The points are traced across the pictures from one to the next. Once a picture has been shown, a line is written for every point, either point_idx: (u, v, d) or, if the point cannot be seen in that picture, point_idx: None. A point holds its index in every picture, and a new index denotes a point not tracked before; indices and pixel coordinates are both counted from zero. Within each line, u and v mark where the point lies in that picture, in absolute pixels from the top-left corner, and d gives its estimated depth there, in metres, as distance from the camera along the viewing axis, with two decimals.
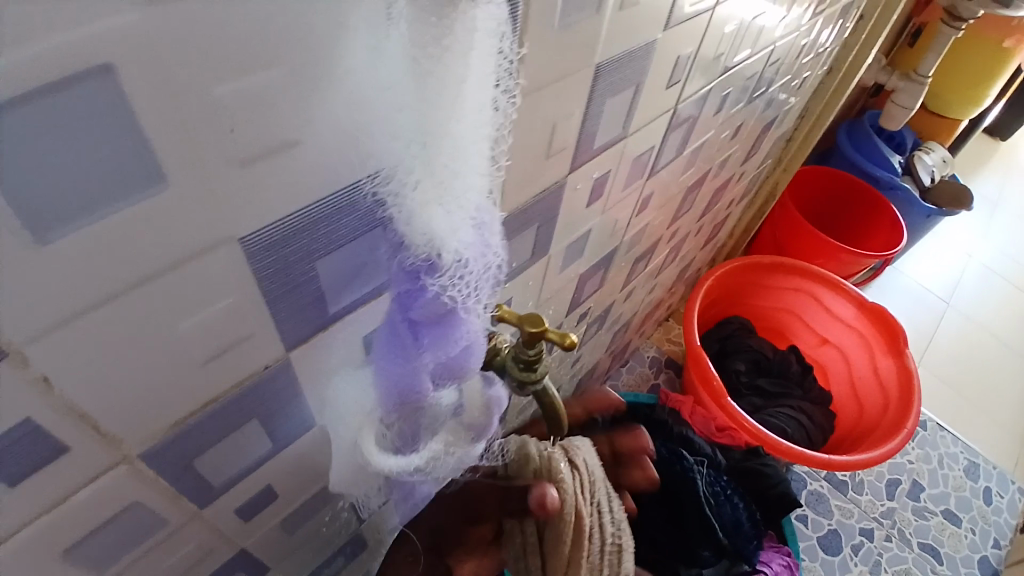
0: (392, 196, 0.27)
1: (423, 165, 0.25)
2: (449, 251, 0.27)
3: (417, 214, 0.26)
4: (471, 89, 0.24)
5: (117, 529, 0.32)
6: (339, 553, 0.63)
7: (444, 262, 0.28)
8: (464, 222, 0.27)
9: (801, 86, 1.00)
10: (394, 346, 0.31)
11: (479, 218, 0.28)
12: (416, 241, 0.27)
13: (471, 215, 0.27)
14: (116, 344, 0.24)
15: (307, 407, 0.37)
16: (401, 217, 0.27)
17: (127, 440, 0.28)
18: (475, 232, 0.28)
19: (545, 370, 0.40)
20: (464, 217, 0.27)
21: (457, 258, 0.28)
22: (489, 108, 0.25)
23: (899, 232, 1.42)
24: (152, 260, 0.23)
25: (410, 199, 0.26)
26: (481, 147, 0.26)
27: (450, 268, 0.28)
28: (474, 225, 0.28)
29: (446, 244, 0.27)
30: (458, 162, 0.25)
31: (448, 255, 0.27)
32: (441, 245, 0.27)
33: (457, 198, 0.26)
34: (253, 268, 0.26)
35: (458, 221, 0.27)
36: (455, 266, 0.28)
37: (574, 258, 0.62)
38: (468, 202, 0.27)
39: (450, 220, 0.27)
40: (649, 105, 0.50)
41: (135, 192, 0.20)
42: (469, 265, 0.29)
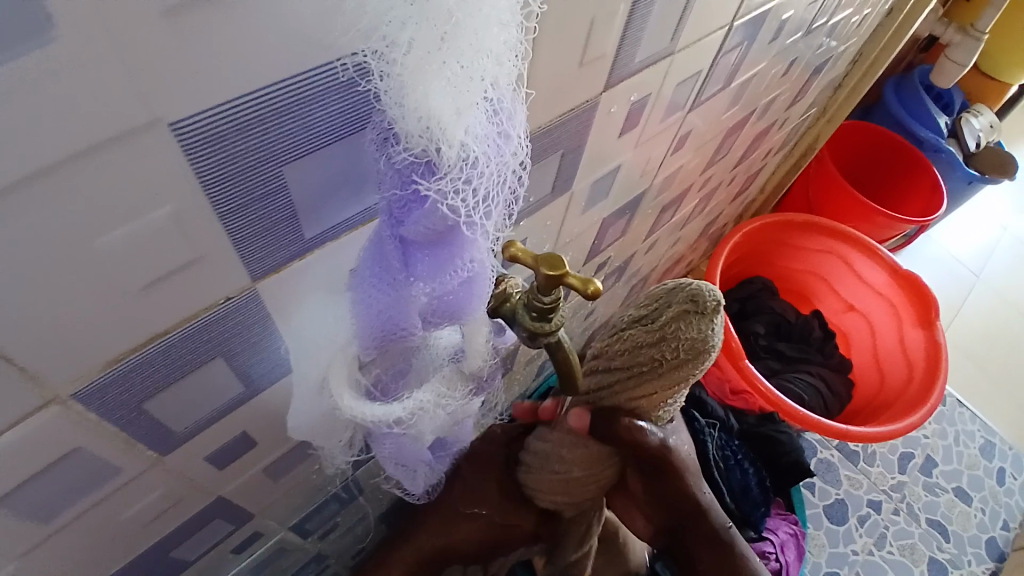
0: (377, 64, 0.20)
1: (422, 17, 0.18)
2: (453, 143, 0.21)
3: (409, 89, 0.20)
4: None
5: (56, 476, 0.28)
6: (331, 500, 0.60)
7: (444, 159, 0.21)
8: (472, 105, 0.21)
9: (859, 25, 0.90)
10: (380, 269, 0.26)
11: (494, 104, 0.22)
12: (409, 128, 0.21)
13: (482, 95, 0.21)
14: (12, 258, 0.18)
15: (281, 349, 0.32)
16: (389, 95, 0.20)
17: (53, 378, 0.23)
18: (488, 122, 0.22)
19: (560, 321, 0.35)
20: (473, 97, 0.21)
21: (462, 156, 0.22)
22: None
23: (938, 195, 1.33)
24: (46, 145, 0.17)
25: (400, 66, 0.20)
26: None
27: (454, 168, 0.22)
28: (486, 112, 0.22)
29: (448, 133, 0.21)
30: (470, 9, 0.19)
31: (451, 151, 0.21)
32: (442, 133, 0.21)
33: (466, 62, 0.20)
34: (194, 167, 0.20)
35: (464, 101, 0.20)
36: (461, 166, 0.22)
37: (599, 200, 0.55)
38: (481, 72, 0.20)
39: (454, 98, 0.20)
40: (702, 19, 0.43)
41: (4, 41, 0.14)
42: (479, 164, 0.22)
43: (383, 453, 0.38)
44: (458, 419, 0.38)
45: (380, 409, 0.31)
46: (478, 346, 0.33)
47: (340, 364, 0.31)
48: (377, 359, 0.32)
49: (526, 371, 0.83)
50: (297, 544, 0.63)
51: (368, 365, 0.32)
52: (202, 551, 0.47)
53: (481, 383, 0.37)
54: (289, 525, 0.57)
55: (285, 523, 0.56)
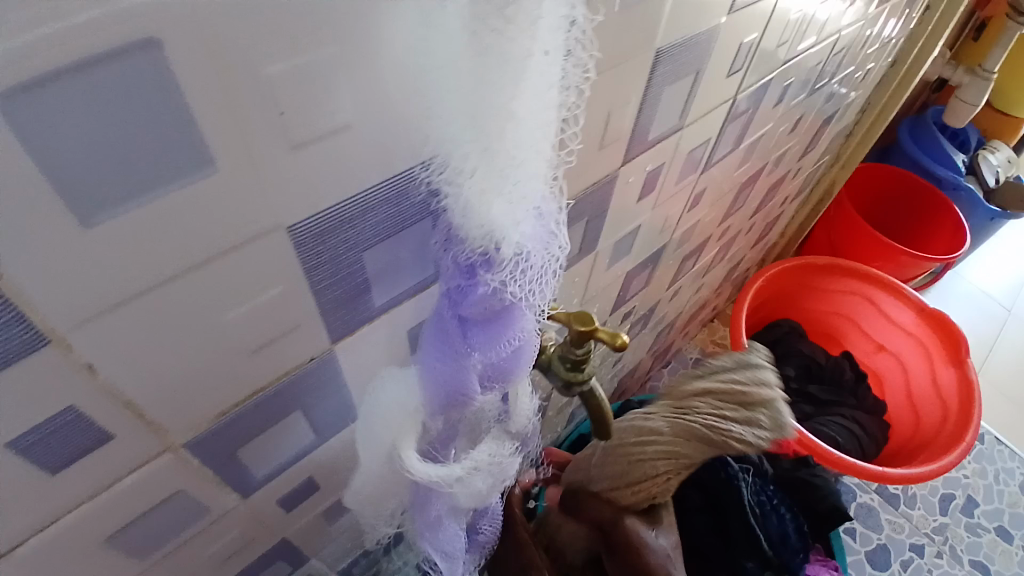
0: (449, 183, 0.25)
1: (483, 152, 0.23)
2: (510, 243, 0.26)
3: (472, 201, 0.25)
4: (537, 68, 0.22)
5: (160, 514, 0.32)
6: (376, 546, 0.63)
7: (502, 255, 0.26)
8: (525, 214, 0.26)
9: (863, 79, 0.94)
10: (442, 343, 0.30)
11: (542, 212, 0.27)
12: (472, 232, 0.26)
13: (532, 207, 0.26)
14: (161, 331, 0.24)
15: (348, 402, 0.36)
16: (457, 205, 0.25)
17: (173, 428, 0.28)
18: (538, 224, 0.27)
19: (592, 371, 0.39)
20: (525, 209, 0.25)
21: (517, 252, 0.26)
22: (556, 86, 0.23)
23: (960, 234, 1.35)
24: (195, 246, 0.22)
25: (465, 186, 0.25)
26: (546, 129, 0.24)
27: (509, 263, 0.26)
28: (536, 218, 0.27)
29: (506, 235, 0.25)
30: (524, 147, 0.24)
31: (507, 249, 0.26)
32: (502, 236, 0.25)
33: (519, 183, 0.24)
34: (300, 258, 0.26)
35: (520, 211, 0.25)
36: (515, 260, 0.26)
37: (622, 256, 0.60)
38: (533, 191, 0.25)
39: (511, 209, 0.25)
40: (707, 95, 0.48)
41: (179, 175, 0.20)
42: (530, 259, 0.27)
43: (421, 524, 0.41)
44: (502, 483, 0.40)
45: (443, 470, 0.34)
46: (523, 407, 0.38)
47: (408, 428, 0.33)
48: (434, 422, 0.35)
49: (558, 418, 0.86)
50: None
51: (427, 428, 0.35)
52: None
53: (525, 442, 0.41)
54: (339, 569, 0.60)
55: (335, 567, 0.59)
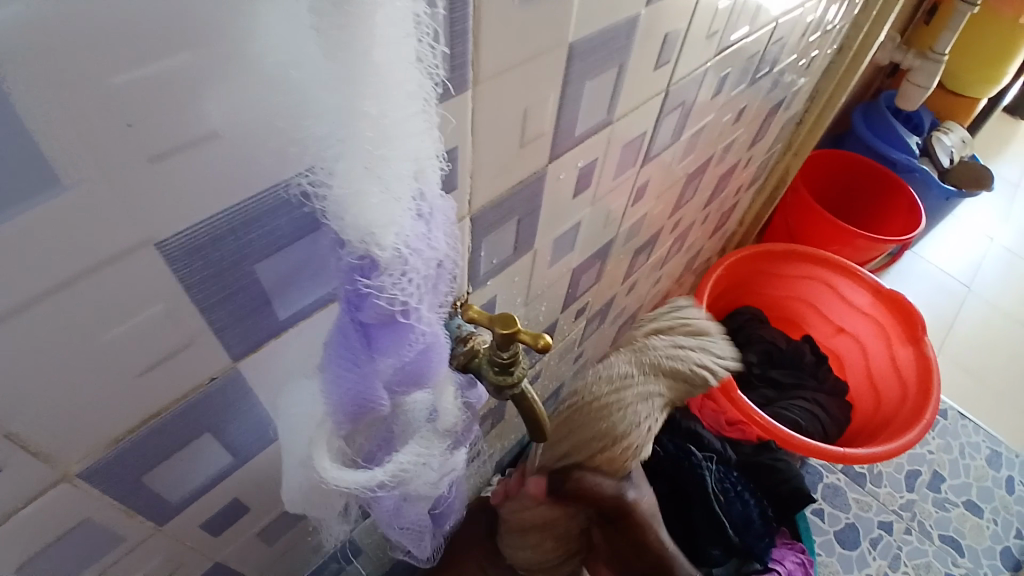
0: (319, 189, 0.23)
1: (347, 154, 0.22)
2: (388, 246, 0.24)
3: (347, 204, 0.23)
4: (383, 61, 0.20)
5: (67, 547, 0.31)
6: (332, 559, 0.62)
7: (382, 259, 0.25)
8: (400, 214, 0.24)
9: (807, 67, 0.96)
10: (345, 351, 0.29)
11: (419, 207, 0.26)
12: (350, 236, 0.24)
13: (409, 203, 0.25)
14: (33, 360, 0.22)
15: (266, 419, 0.35)
16: (329, 213, 0.24)
17: (65, 458, 0.26)
18: (417, 222, 0.26)
19: (521, 373, 0.38)
20: (400, 208, 0.24)
21: (398, 254, 0.25)
22: (414, 80, 0.22)
23: (916, 214, 1.37)
24: (58, 269, 0.21)
25: (337, 186, 0.23)
26: (410, 119, 0.23)
27: (392, 265, 0.25)
28: (414, 215, 0.25)
29: (381, 240, 0.24)
30: (386, 144, 0.22)
31: (387, 251, 0.25)
32: (376, 240, 0.24)
33: (389, 180, 0.23)
34: (178, 275, 0.24)
35: (395, 211, 0.24)
36: (398, 262, 0.25)
37: (565, 252, 0.59)
38: (403, 189, 0.24)
39: (385, 210, 0.23)
40: (636, 88, 0.47)
41: (25, 197, 0.19)
42: (414, 260, 0.26)
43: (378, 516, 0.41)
44: (446, 478, 0.41)
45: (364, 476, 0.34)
46: (448, 404, 0.37)
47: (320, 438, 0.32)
48: (359, 432, 0.36)
49: (520, 418, 0.86)
50: None
51: (353, 438, 0.36)
52: None
53: (461, 437, 0.41)
54: None
55: None
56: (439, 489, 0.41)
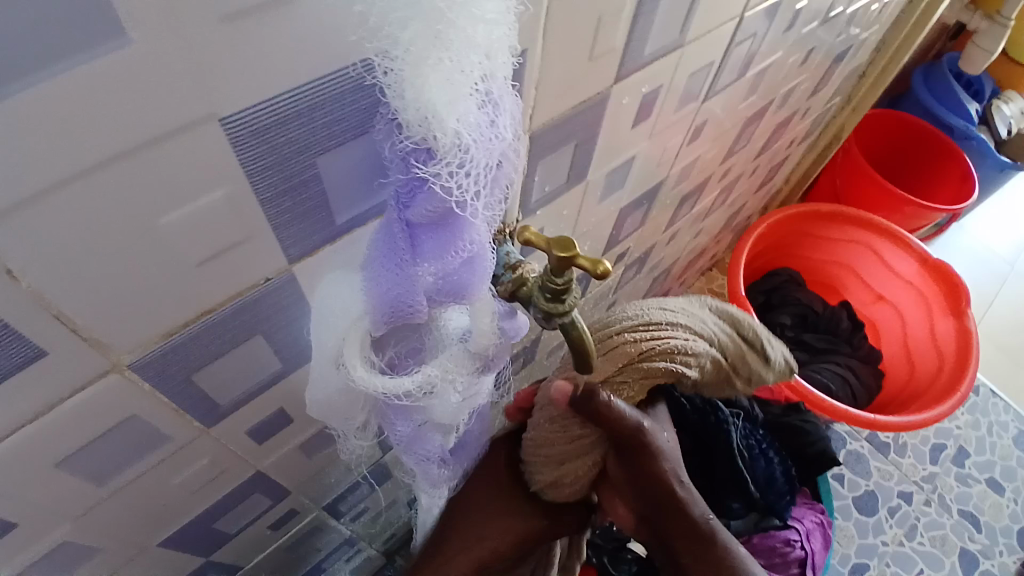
0: (381, 60, 0.22)
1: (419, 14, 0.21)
2: (447, 130, 0.23)
3: (409, 83, 0.22)
4: None
5: (116, 440, 0.31)
6: (363, 482, 0.63)
7: (440, 144, 0.23)
8: (462, 94, 0.23)
9: (881, 12, 0.89)
10: (390, 253, 0.28)
11: (486, 94, 0.24)
12: (409, 117, 0.23)
13: (474, 85, 0.23)
14: (93, 236, 0.21)
15: (314, 329, 0.34)
16: (391, 88, 0.23)
17: (118, 346, 0.26)
18: (481, 111, 0.24)
19: (573, 302, 0.36)
20: (466, 86, 0.23)
21: (456, 141, 0.23)
22: None
23: (970, 181, 1.31)
24: (118, 137, 0.19)
25: (400, 63, 0.22)
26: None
27: (448, 154, 0.24)
28: (477, 101, 0.23)
29: (441, 121, 0.23)
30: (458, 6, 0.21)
31: (446, 136, 0.23)
32: (436, 121, 0.23)
33: (457, 56, 0.22)
34: (240, 159, 0.23)
35: (458, 89, 0.22)
36: (455, 151, 0.24)
37: (615, 190, 0.57)
38: (472, 65, 0.22)
39: (449, 88, 0.22)
40: (710, 10, 0.44)
41: (85, 48, 0.17)
42: (471, 151, 0.24)
43: (397, 436, 0.40)
44: (471, 403, 0.39)
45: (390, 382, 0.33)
46: (484, 327, 0.35)
47: (354, 335, 0.30)
48: (390, 338, 0.37)
49: (549, 361, 0.85)
50: (330, 524, 0.66)
51: (384, 344, 0.37)
52: (243, 524, 0.50)
53: (494, 362, 0.38)
54: (324, 504, 0.60)
55: (320, 502, 0.59)
56: (461, 417, 0.40)
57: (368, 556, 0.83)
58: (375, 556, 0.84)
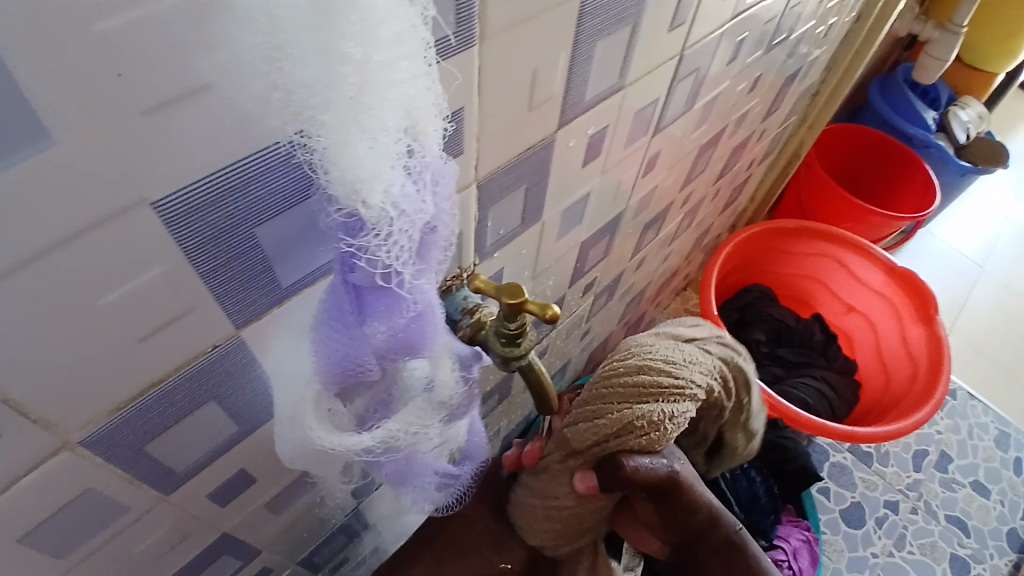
0: (304, 142, 0.23)
1: (328, 103, 0.21)
2: (374, 204, 0.24)
3: (331, 162, 0.23)
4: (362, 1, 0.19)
5: (70, 518, 0.30)
6: (340, 531, 0.62)
7: (370, 217, 0.24)
8: (385, 167, 0.23)
9: (824, 36, 0.92)
10: (338, 314, 0.29)
11: (409, 162, 0.25)
12: (337, 192, 0.23)
13: (398, 156, 0.24)
14: (32, 322, 0.22)
15: (269, 389, 0.34)
16: (317, 167, 0.23)
17: (66, 424, 0.26)
18: (406, 179, 0.25)
19: (528, 344, 0.37)
20: (385, 159, 0.23)
21: (386, 212, 0.24)
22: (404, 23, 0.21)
23: (931, 190, 1.35)
24: (52, 227, 0.20)
25: (321, 143, 0.22)
26: (395, 69, 0.22)
27: (379, 223, 0.25)
28: (402, 169, 0.24)
29: (368, 197, 0.23)
30: (364, 93, 0.21)
31: (373, 209, 0.24)
32: (364, 196, 0.23)
33: (377, 133, 0.22)
34: (175, 237, 0.23)
35: (379, 164, 0.23)
36: (385, 221, 0.25)
37: (574, 224, 0.58)
38: (389, 141, 0.23)
39: (373, 162, 0.23)
40: (648, 51, 0.46)
41: (10, 152, 0.18)
42: (401, 219, 0.25)
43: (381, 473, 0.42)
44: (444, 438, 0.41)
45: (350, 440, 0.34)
46: (445, 373, 0.36)
47: (312, 402, 0.32)
48: (357, 392, 0.36)
49: (526, 394, 0.85)
50: None
51: (353, 398, 0.36)
52: None
53: (464, 407, 0.40)
54: (300, 558, 0.59)
55: (295, 556, 0.58)
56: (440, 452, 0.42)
57: None
58: None
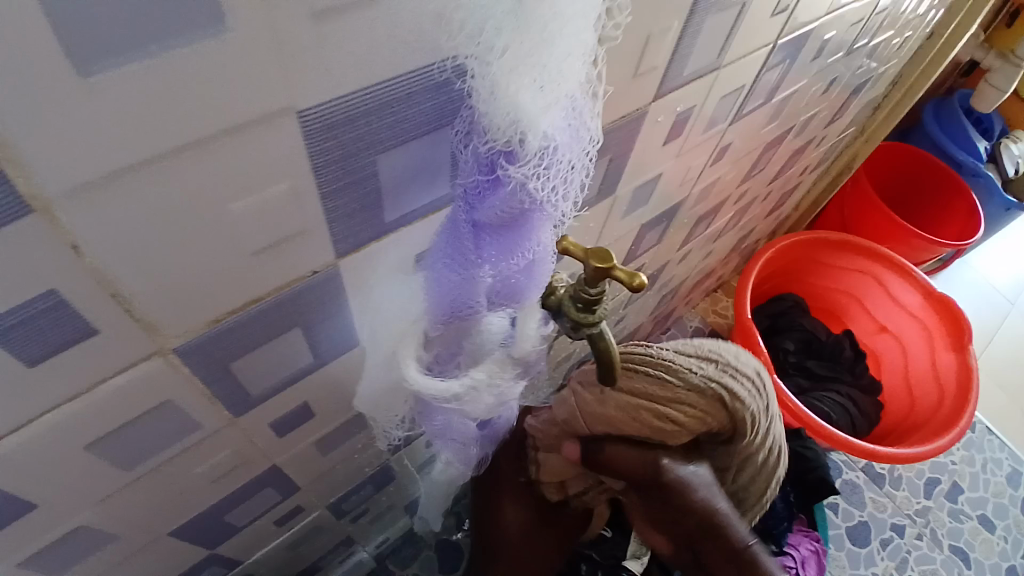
0: (475, 62, 0.23)
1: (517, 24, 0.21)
2: (536, 133, 0.24)
3: (500, 87, 0.23)
4: None
5: (149, 425, 0.31)
6: (368, 481, 0.63)
7: (527, 148, 0.24)
8: (553, 102, 0.23)
9: (900, 48, 0.90)
10: (453, 252, 0.30)
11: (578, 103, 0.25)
12: (497, 121, 0.24)
13: (567, 94, 0.24)
14: (164, 218, 0.22)
15: (350, 323, 0.35)
16: (483, 90, 0.23)
17: (166, 330, 0.26)
18: (570, 117, 0.25)
19: (604, 313, 0.37)
20: (555, 94, 0.23)
21: (544, 144, 0.24)
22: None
23: (976, 219, 1.32)
24: (201, 121, 0.20)
25: (494, 64, 0.23)
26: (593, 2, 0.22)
27: (533, 157, 0.24)
28: (568, 107, 0.24)
29: (532, 125, 0.23)
30: (559, 20, 0.21)
31: (533, 143, 0.24)
32: (527, 127, 0.23)
33: (552, 70, 0.22)
34: (309, 151, 0.23)
35: (549, 96, 0.23)
36: (541, 154, 0.24)
37: (639, 206, 0.57)
38: (564, 76, 0.23)
39: (542, 95, 0.23)
40: (750, 34, 0.45)
41: (180, 36, 0.17)
42: (556, 152, 0.25)
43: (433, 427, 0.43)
44: (504, 401, 0.40)
45: (439, 386, 0.35)
46: (529, 330, 0.36)
47: (414, 337, 0.35)
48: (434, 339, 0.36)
49: (555, 373, 0.85)
50: (331, 524, 0.65)
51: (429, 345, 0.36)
52: (253, 517, 0.50)
53: (530, 368, 0.40)
54: (329, 502, 0.60)
55: (325, 500, 0.59)
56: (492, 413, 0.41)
57: (362, 559, 0.83)
58: (369, 559, 0.84)
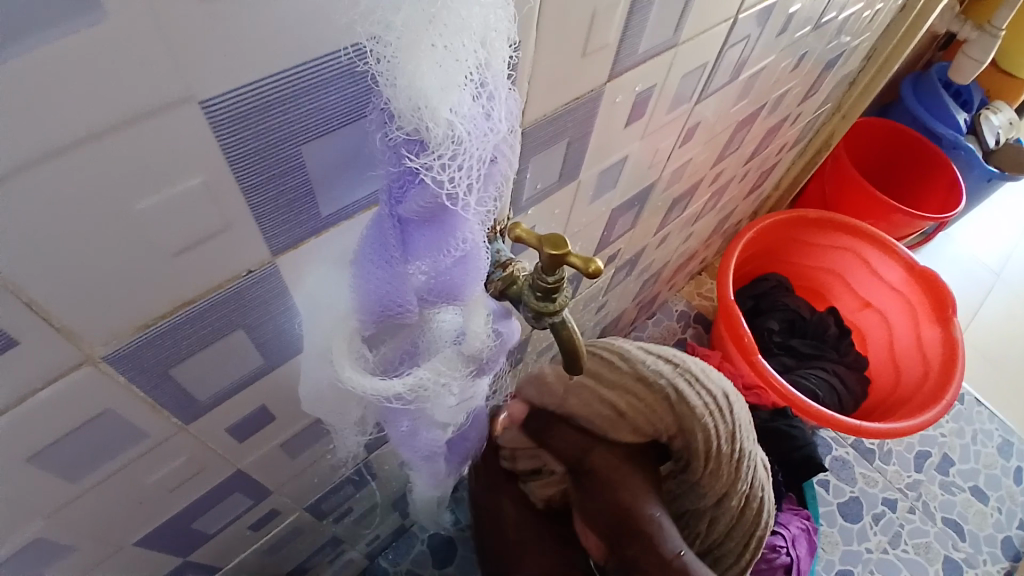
0: (374, 48, 0.22)
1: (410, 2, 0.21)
2: (440, 119, 0.23)
3: (402, 71, 0.22)
4: None
5: (89, 436, 0.30)
6: (347, 481, 0.62)
7: (433, 135, 0.24)
8: (455, 83, 0.23)
9: (871, 21, 0.89)
10: (380, 249, 0.28)
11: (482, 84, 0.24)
12: (401, 107, 0.23)
13: (467, 74, 0.23)
14: (69, 219, 0.21)
15: (295, 322, 0.34)
16: (384, 76, 0.23)
17: (91, 338, 0.25)
18: (475, 101, 0.24)
19: (565, 301, 0.36)
20: (457, 75, 0.23)
21: (450, 130, 0.24)
22: None
23: (956, 190, 1.32)
24: (93, 114, 0.19)
25: (393, 48, 0.22)
26: None
27: (440, 143, 0.24)
28: (472, 91, 0.24)
29: (436, 110, 0.23)
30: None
31: (439, 127, 0.23)
32: (430, 111, 0.23)
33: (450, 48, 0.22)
34: (220, 142, 0.22)
35: (452, 76, 0.23)
36: (449, 141, 0.24)
37: (606, 190, 0.56)
38: (463, 54, 0.22)
39: (442, 76, 0.22)
40: (706, 8, 0.44)
41: (53, 23, 0.16)
42: (465, 140, 0.24)
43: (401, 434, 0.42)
44: (467, 399, 0.40)
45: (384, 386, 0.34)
46: (477, 327, 0.36)
47: (346, 342, 0.32)
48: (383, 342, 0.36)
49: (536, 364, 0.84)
50: (313, 526, 0.65)
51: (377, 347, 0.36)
52: (223, 524, 0.49)
53: (488, 365, 0.40)
54: (306, 504, 0.59)
55: (302, 503, 0.58)
56: (460, 416, 0.41)
57: (352, 559, 0.82)
58: (359, 559, 0.83)
